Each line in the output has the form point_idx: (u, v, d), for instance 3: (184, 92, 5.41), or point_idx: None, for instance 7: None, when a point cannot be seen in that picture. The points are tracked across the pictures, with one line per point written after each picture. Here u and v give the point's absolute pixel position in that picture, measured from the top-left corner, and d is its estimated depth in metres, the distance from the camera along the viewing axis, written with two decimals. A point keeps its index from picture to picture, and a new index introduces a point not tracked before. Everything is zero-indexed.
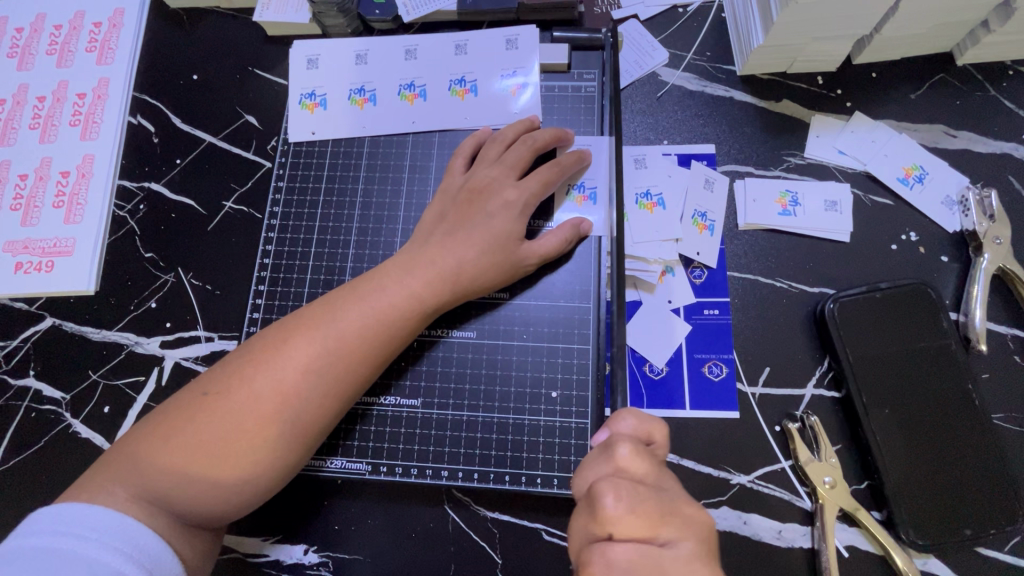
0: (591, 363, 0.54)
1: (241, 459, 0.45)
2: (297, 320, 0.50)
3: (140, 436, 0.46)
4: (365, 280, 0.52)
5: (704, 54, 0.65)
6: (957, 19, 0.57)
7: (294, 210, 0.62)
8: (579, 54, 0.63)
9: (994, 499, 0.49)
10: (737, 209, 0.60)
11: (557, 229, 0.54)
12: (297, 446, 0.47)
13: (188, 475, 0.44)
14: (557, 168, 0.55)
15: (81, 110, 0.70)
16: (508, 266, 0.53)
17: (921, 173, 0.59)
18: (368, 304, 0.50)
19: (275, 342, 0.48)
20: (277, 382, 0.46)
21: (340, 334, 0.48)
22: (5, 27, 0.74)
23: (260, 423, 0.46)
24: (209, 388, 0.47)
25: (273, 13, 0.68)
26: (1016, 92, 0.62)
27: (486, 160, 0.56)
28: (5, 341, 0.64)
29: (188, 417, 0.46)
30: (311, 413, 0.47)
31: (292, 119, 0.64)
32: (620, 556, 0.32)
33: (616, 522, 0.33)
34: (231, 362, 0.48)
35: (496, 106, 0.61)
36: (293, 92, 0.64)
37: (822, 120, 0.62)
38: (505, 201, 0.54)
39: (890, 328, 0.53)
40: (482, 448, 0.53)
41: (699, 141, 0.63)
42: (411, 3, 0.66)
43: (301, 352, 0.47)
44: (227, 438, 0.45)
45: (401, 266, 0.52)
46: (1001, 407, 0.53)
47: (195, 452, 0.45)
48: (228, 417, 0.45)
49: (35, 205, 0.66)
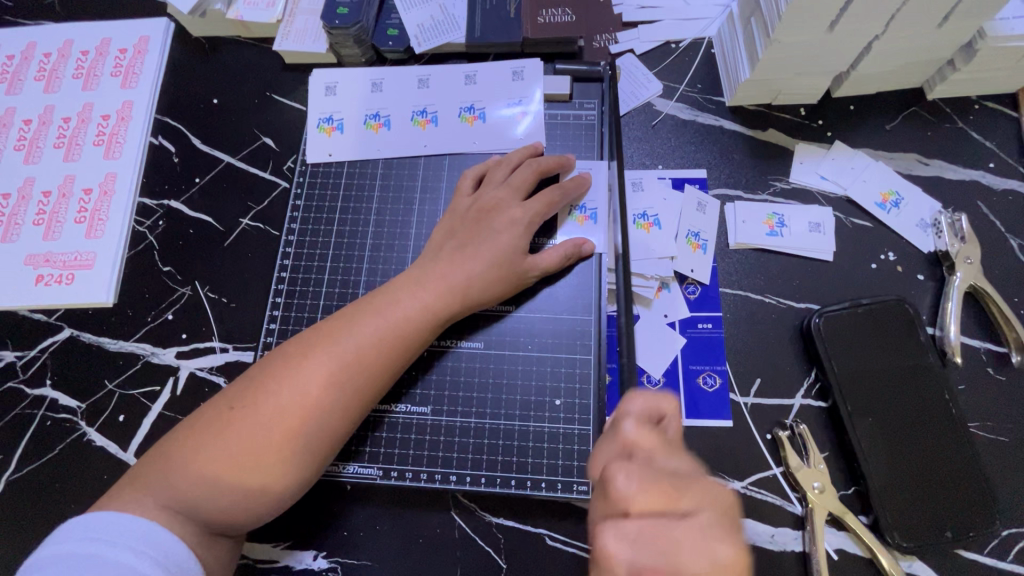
0: (593, 373, 0.57)
1: (268, 469, 0.47)
2: (315, 335, 0.52)
3: (167, 450, 0.48)
4: (379, 296, 0.55)
5: (695, 86, 0.70)
6: (925, 58, 0.62)
7: (309, 226, 0.65)
8: (580, 85, 0.67)
9: (974, 502, 0.52)
10: (728, 230, 0.64)
11: (559, 246, 0.58)
12: (321, 454, 0.49)
13: (217, 485, 0.46)
14: (560, 190, 0.59)
15: (105, 130, 0.73)
16: (512, 281, 0.57)
17: (897, 198, 0.64)
18: (383, 316, 0.53)
19: (296, 357, 0.51)
20: (301, 394, 0.49)
21: (357, 346, 0.51)
22: (33, 52, 0.78)
23: (286, 434, 0.48)
24: (234, 403, 0.49)
25: (293, 43, 0.72)
26: (982, 125, 0.67)
27: (493, 181, 0.60)
28: (22, 352, 0.66)
29: (215, 432, 0.48)
30: (333, 423, 0.50)
31: (310, 141, 0.67)
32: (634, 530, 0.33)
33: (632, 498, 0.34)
34: (252, 377, 0.50)
35: (502, 131, 0.65)
36: (311, 116, 0.68)
37: (806, 148, 0.67)
38: (510, 220, 0.58)
39: (874, 343, 0.57)
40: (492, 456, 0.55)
41: (692, 166, 0.67)
42: (422, 36, 0.70)
43: (321, 363, 0.50)
44: (254, 448, 0.47)
45: (415, 280, 0.55)
46: (976, 416, 0.56)
47: (224, 464, 0.47)
48: (255, 429, 0.47)
49: (57, 220, 0.69)
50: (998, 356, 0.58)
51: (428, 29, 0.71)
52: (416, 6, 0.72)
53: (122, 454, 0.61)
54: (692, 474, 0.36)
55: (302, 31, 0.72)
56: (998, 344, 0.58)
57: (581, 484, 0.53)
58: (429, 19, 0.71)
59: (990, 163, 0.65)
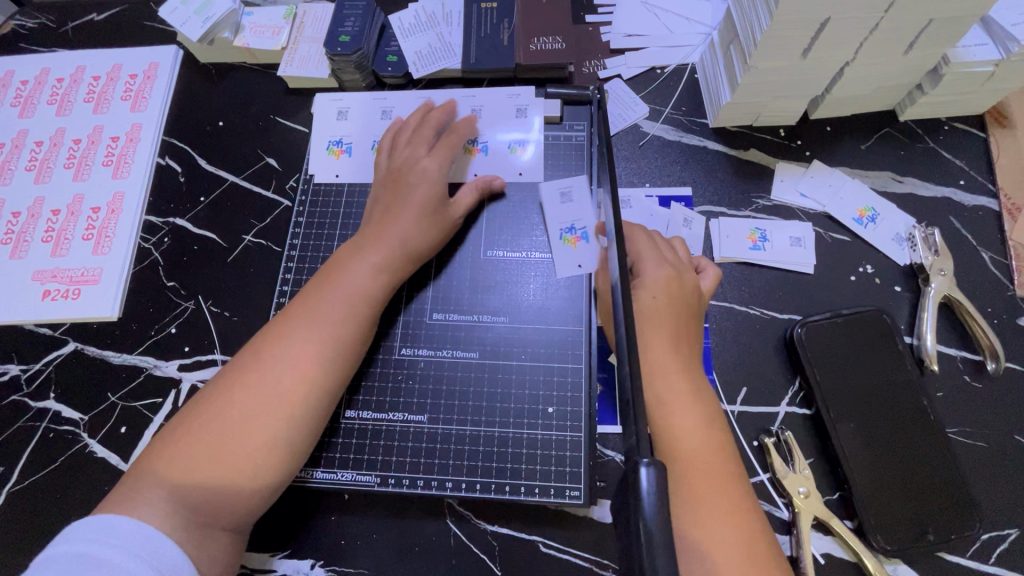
0: (585, 382, 0.59)
1: (244, 443, 0.49)
2: (280, 318, 0.55)
3: (150, 451, 0.50)
4: (328, 271, 0.58)
5: (680, 109, 0.74)
6: (895, 83, 0.66)
7: (311, 242, 0.68)
8: (570, 108, 0.71)
9: (952, 504, 0.54)
10: (713, 244, 0.67)
11: (469, 190, 0.64)
12: (300, 434, 0.51)
13: (202, 480, 0.48)
14: (456, 136, 0.65)
15: (114, 151, 0.76)
16: (443, 224, 0.62)
17: (873, 214, 0.67)
18: (340, 291, 0.56)
19: (264, 344, 0.53)
20: (264, 368, 0.52)
21: (320, 325, 0.54)
22: (46, 77, 0.81)
23: (261, 418, 0.50)
24: (206, 392, 0.52)
25: (296, 68, 0.75)
26: (952, 144, 0.70)
27: (402, 143, 0.65)
28: (27, 365, 0.67)
29: (189, 421, 0.50)
30: (307, 402, 0.52)
31: (319, 161, 0.71)
32: (690, 412, 0.51)
33: (690, 409, 0.52)
34: (228, 372, 0.53)
35: (505, 163, 0.68)
36: (322, 139, 0.72)
37: (786, 166, 0.70)
38: (424, 171, 0.62)
39: (834, 341, 0.60)
40: (475, 447, 0.57)
41: (677, 184, 0.70)
42: (420, 62, 0.74)
43: (290, 345, 0.53)
44: (234, 437, 0.49)
45: (359, 249, 0.58)
46: (954, 422, 0.58)
47: (206, 457, 0.48)
48: (234, 417, 0.50)
49: (65, 238, 0.71)
50: (974, 363, 0.60)
51: (426, 56, 0.74)
52: (414, 34, 0.76)
53: (123, 465, 0.62)
54: (702, 394, 0.53)
55: (306, 58, 0.76)
56: (974, 352, 0.61)
57: (573, 489, 0.55)
58: (427, 46, 0.75)
59: (960, 180, 0.69)
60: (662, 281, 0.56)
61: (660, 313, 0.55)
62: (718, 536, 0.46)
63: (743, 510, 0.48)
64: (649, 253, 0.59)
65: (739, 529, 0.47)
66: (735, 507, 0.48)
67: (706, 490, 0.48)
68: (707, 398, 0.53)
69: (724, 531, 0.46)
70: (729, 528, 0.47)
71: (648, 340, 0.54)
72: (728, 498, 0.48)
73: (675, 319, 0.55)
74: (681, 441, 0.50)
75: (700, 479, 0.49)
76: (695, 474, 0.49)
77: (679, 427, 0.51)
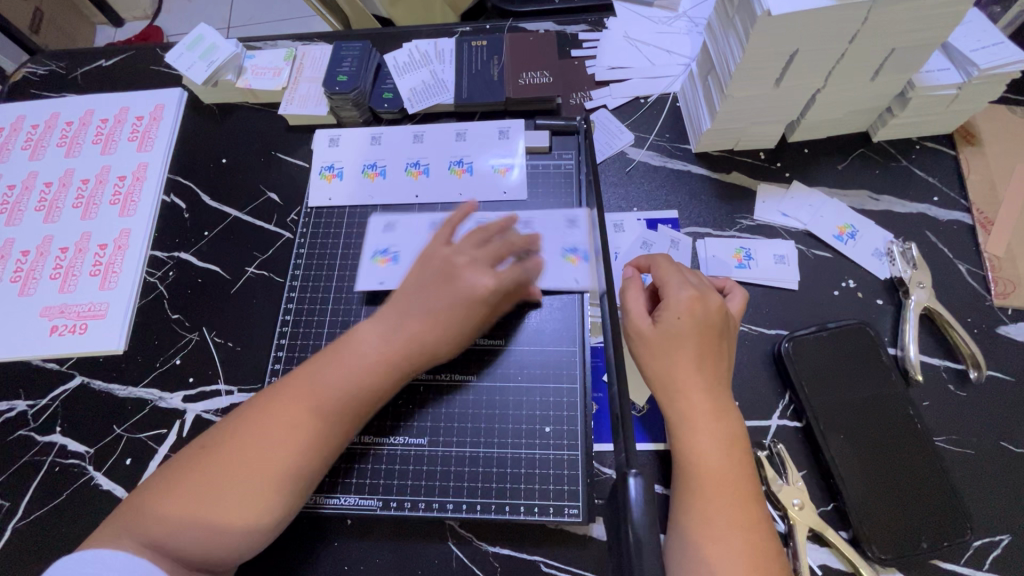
0: (580, 401, 0.60)
1: (234, 503, 0.49)
2: (291, 378, 0.55)
3: (157, 487, 0.51)
4: (342, 338, 0.56)
5: (664, 135, 0.77)
6: (865, 107, 0.70)
7: (312, 273, 0.70)
8: (559, 138, 0.74)
9: (944, 511, 0.55)
10: (700, 264, 0.69)
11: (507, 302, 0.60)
12: (291, 488, 0.51)
13: (194, 518, 0.49)
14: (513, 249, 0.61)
15: (121, 190, 0.79)
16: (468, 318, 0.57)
17: (852, 231, 0.70)
18: (348, 361, 0.54)
19: (267, 400, 0.53)
20: (264, 429, 0.52)
21: (323, 390, 0.53)
22: (56, 121, 0.85)
23: (252, 471, 0.50)
24: (206, 442, 0.52)
25: (297, 107, 0.79)
26: (924, 163, 0.74)
27: (467, 237, 0.59)
28: (34, 400, 0.68)
29: (187, 471, 0.51)
30: (299, 460, 0.51)
31: (313, 187, 0.74)
32: (712, 430, 0.53)
33: (712, 430, 0.53)
34: (231, 419, 0.54)
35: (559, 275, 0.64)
36: (315, 165, 0.75)
37: (767, 188, 0.73)
38: (478, 279, 0.56)
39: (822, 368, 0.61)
40: (472, 487, 0.58)
41: (664, 208, 0.73)
42: (415, 98, 0.78)
43: (288, 412, 0.52)
44: (228, 481, 0.50)
45: (372, 325, 0.56)
46: (942, 431, 0.60)
47: (200, 498, 0.49)
48: (230, 465, 0.50)
49: (73, 274, 0.74)
50: (958, 373, 0.62)
51: (421, 92, 0.78)
52: (409, 72, 0.80)
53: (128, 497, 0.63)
54: (724, 410, 0.54)
55: (305, 97, 0.80)
56: (957, 362, 0.63)
57: (571, 507, 0.56)
58: (421, 83, 0.79)
59: (934, 197, 0.72)
60: (685, 303, 0.56)
61: (686, 334, 0.55)
62: (724, 546, 0.48)
63: (758, 524, 0.49)
64: (674, 276, 0.59)
65: (750, 542, 0.49)
66: (748, 518, 0.50)
67: (719, 502, 0.50)
68: (730, 415, 0.54)
69: (732, 545, 0.48)
70: (736, 540, 0.48)
71: (671, 362, 0.55)
72: (742, 510, 0.50)
73: (702, 339, 0.55)
74: (701, 456, 0.52)
75: (715, 489, 0.51)
76: (708, 487, 0.51)
77: (698, 447, 0.53)
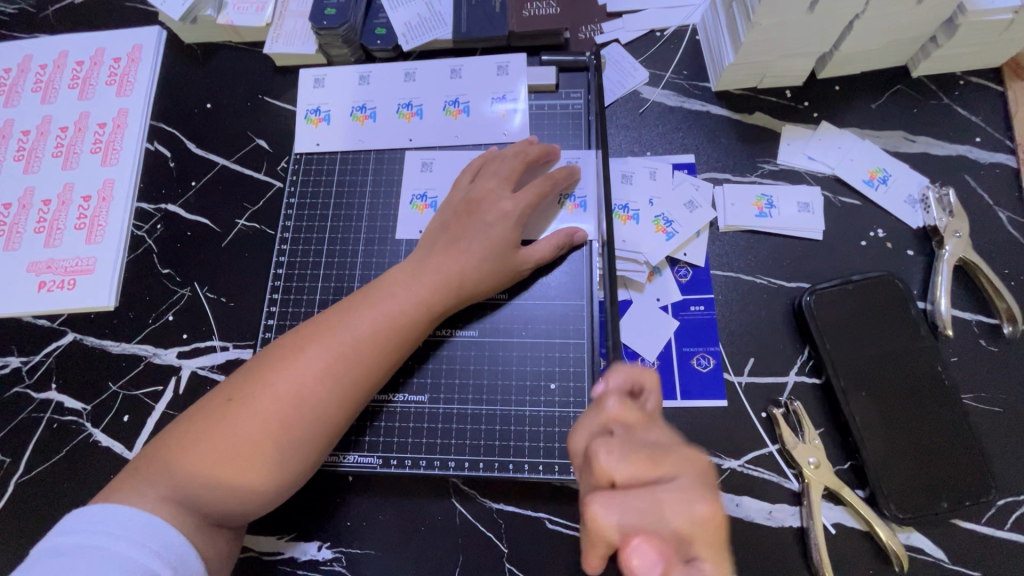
0: (587, 357, 0.58)
1: (262, 459, 0.47)
2: (314, 327, 0.53)
3: (155, 450, 0.48)
4: (374, 287, 0.55)
5: (681, 73, 0.71)
6: (909, 35, 0.63)
7: (305, 225, 0.66)
8: (566, 75, 0.68)
9: (967, 471, 0.53)
10: (719, 212, 0.64)
11: (550, 238, 0.58)
12: (318, 442, 0.50)
13: (217, 475, 0.47)
14: (550, 182, 0.59)
15: (102, 138, 0.74)
16: (504, 268, 0.56)
17: (884, 175, 0.64)
18: (377, 309, 0.53)
19: (293, 349, 0.51)
20: (296, 385, 0.49)
21: (353, 337, 0.51)
22: (29, 64, 0.79)
23: (281, 424, 0.48)
24: (233, 395, 0.49)
25: (282, 45, 0.73)
26: (967, 100, 0.67)
27: (488, 172, 0.59)
28: (28, 357, 0.67)
29: (212, 423, 0.48)
30: (328, 412, 0.50)
31: (299, 132, 0.69)
32: (618, 503, 0.33)
33: (613, 473, 0.35)
34: (251, 370, 0.51)
35: (556, 223, 0.61)
36: (300, 108, 0.70)
37: (793, 129, 0.67)
38: (501, 211, 0.57)
39: (866, 320, 0.57)
40: (492, 439, 0.56)
41: (680, 152, 0.68)
42: (410, 33, 0.71)
43: (322, 364, 0.50)
44: (255, 436, 0.47)
45: (408, 276, 0.55)
46: (970, 388, 0.57)
47: (225, 454, 0.47)
48: (257, 417, 0.48)
49: (57, 228, 0.70)
50: (990, 326, 0.59)
51: (416, 26, 0.71)
52: (403, 4, 0.73)
53: (127, 453, 0.62)
54: None
55: (292, 33, 0.73)
56: (989, 315, 0.59)
57: None
58: (416, 16, 0.72)
59: (976, 137, 0.65)
60: None
61: None
62: None
63: None
64: None
65: None
66: None
67: None
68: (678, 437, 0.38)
69: None
70: None
71: None
72: None
73: None
74: None
75: None
76: None
77: None
